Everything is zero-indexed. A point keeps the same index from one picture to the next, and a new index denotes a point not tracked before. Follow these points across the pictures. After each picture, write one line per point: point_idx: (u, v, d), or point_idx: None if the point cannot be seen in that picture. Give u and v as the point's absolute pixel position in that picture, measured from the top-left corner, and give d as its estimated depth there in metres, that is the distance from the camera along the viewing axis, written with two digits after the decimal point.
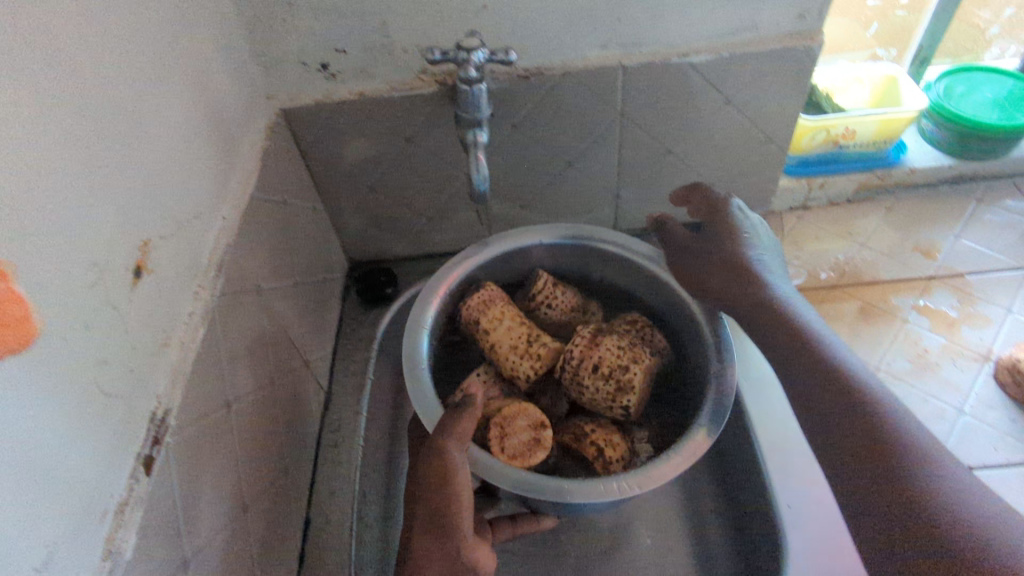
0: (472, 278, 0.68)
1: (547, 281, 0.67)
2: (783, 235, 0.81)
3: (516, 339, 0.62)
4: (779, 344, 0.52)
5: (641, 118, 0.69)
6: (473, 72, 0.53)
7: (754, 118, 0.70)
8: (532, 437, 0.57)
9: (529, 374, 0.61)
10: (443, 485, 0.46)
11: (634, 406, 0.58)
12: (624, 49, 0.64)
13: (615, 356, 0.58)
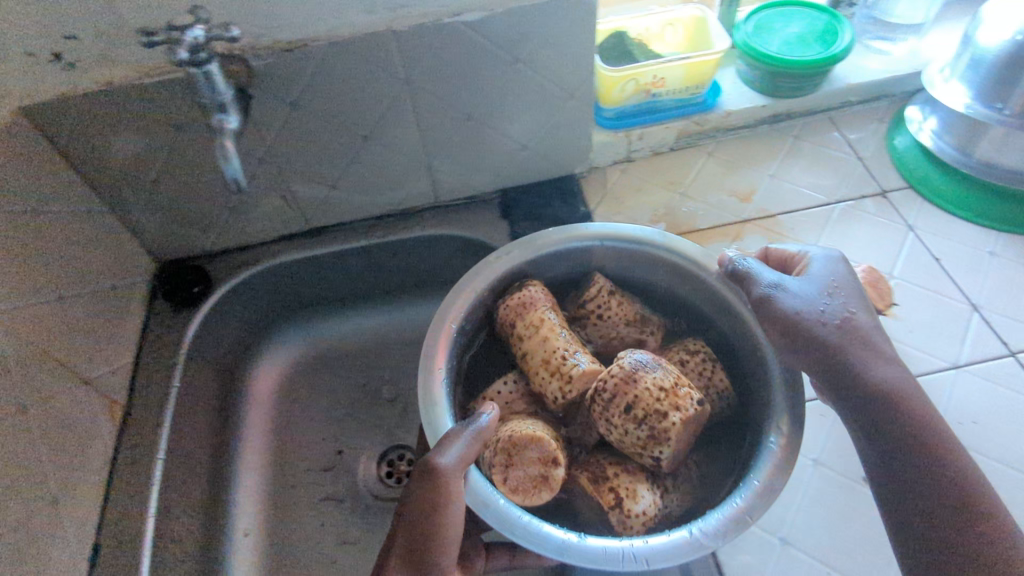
0: (518, 274, 0.67)
1: (601, 289, 0.65)
2: (605, 191, 0.79)
3: (550, 355, 0.60)
4: (823, 355, 0.53)
5: (430, 85, 0.66)
6: (191, 57, 0.49)
7: (547, 74, 0.68)
8: (540, 473, 0.55)
9: (557, 395, 0.59)
10: (425, 514, 0.48)
11: (666, 457, 0.55)
12: (393, 13, 0.60)
13: (653, 397, 0.54)
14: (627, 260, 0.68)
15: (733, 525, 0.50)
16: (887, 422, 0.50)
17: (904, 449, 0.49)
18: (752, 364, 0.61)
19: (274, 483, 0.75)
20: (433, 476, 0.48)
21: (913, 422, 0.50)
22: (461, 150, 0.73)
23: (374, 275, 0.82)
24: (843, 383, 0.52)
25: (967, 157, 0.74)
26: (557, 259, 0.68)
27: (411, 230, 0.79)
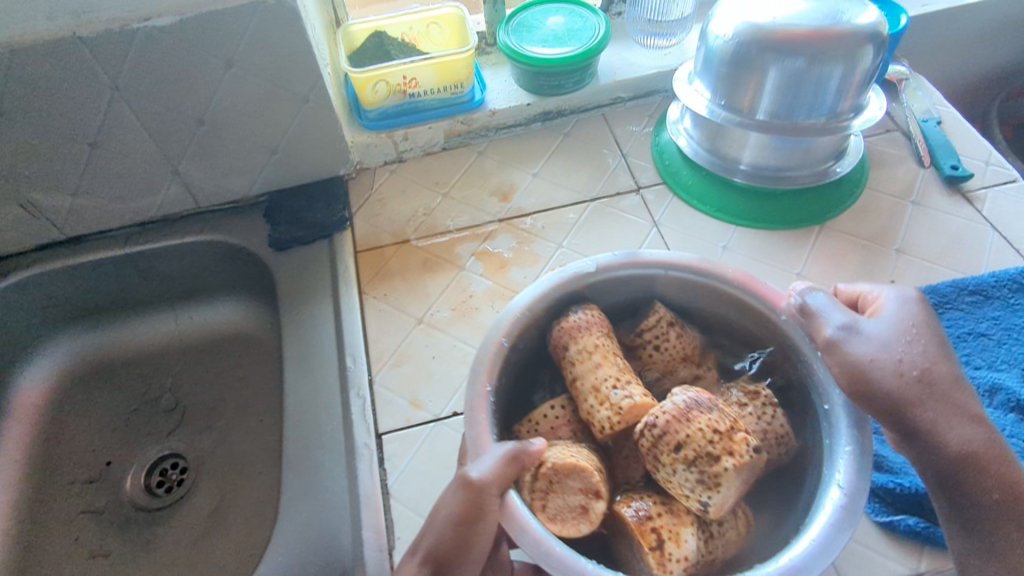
0: (582, 290, 0.54)
1: (659, 317, 0.53)
2: (370, 193, 0.79)
3: (601, 382, 0.48)
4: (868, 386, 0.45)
5: (144, 90, 0.65)
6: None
7: (271, 78, 0.67)
8: (580, 505, 0.44)
9: (603, 427, 0.47)
10: (471, 523, 0.42)
11: (715, 504, 0.43)
12: (76, 19, 0.59)
13: (705, 437, 0.43)
14: (687, 285, 0.54)
15: (850, 510, 0.42)
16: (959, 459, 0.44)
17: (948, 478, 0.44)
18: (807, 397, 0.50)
19: (30, 496, 0.73)
20: (467, 491, 0.41)
21: (943, 451, 0.44)
22: (206, 154, 0.73)
23: (151, 283, 0.81)
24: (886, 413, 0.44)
25: (734, 165, 0.75)
26: (610, 280, 0.54)
27: (175, 235, 0.78)
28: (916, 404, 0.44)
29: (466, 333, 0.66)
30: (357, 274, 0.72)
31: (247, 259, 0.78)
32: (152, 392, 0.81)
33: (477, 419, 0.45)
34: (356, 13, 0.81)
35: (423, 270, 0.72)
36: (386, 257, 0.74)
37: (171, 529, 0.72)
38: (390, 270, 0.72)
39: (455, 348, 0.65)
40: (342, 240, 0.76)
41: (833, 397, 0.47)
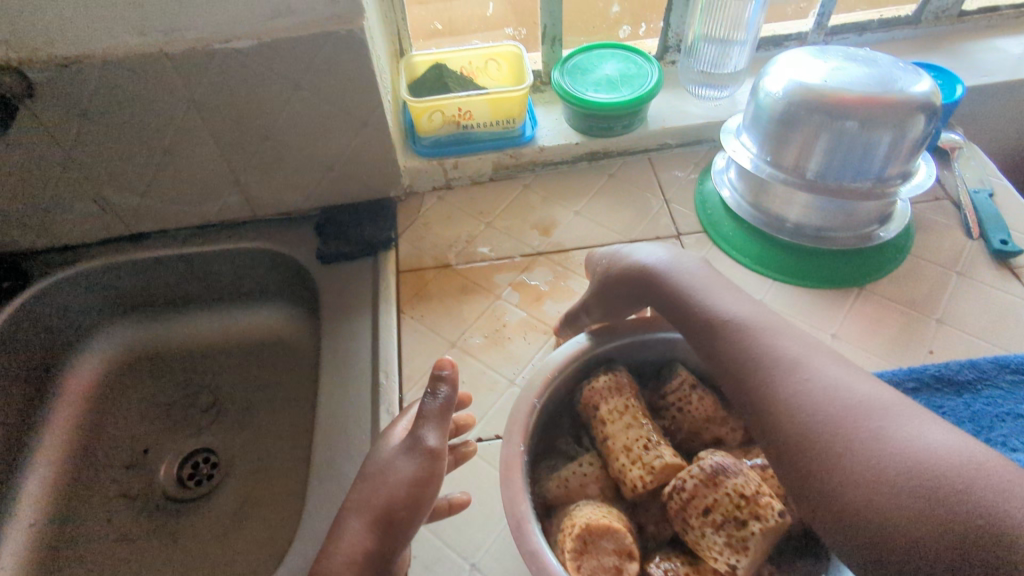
0: (607, 359, 0.55)
1: (683, 381, 0.54)
2: (417, 217, 0.82)
3: (631, 443, 0.48)
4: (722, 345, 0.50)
5: (218, 105, 0.69)
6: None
7: (335, 101, 0.71)
8: (615, 566, 0.43)
9: (635, 486, 0.47)
10: None
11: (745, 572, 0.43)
12: (165, 37, 0.64)
13: (734, 504, 0.44)
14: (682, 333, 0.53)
15: None
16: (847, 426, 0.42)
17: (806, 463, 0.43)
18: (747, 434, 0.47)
19: (71, 473, 0.77)
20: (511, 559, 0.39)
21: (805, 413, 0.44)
22: (267, 167, 0.77)
23: (202, 283, 0.85)
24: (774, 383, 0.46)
25: (780, 222, 0.76)
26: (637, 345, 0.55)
27: (231, 240, 0.82)
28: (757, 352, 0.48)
29: (497, 361, 0.68)
30: (397, 293, 0.75)
31: (295, 267, 0.82)
32: (193, 385, 0.85)
33: (513, 478, 0.45)
34: (421, 45, 0.85)
35: (459, 295, 0.74)
36: (426, 279, 0.76)
37: (196, 522, 0.75)
38: (429, 292, 0.74)
39: (485, 374, 0.66)
40: (386, 260, 0.78)
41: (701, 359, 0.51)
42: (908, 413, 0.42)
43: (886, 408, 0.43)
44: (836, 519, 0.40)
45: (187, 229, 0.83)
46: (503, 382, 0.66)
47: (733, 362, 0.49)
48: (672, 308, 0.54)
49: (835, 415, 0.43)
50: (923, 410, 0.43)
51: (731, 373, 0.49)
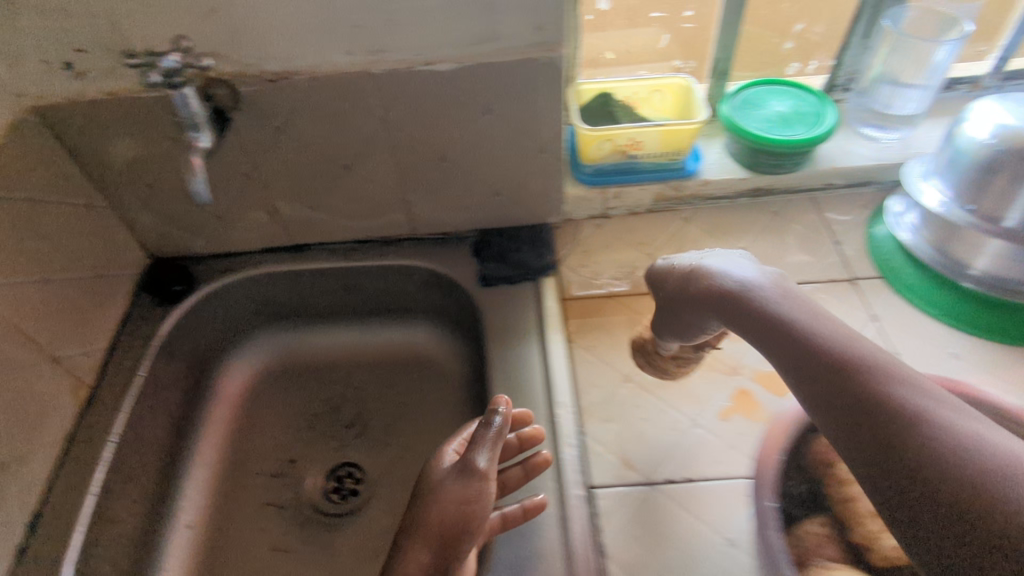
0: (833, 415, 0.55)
1: None
2: (575, 244, 0.82)
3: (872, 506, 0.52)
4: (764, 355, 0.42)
5: (405, 125, 0.70)
6: (162, 80, 0.54)
7: (519, 127, 0.71)
8: None
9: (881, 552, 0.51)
10: None
11: None
12: (370, 57, 0.65)
13: None
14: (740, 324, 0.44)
15: None
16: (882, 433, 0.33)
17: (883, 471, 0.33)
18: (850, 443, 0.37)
19: (224, 479, 0.77)
20: None
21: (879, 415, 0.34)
22: (436, 188, 0.77)
23: (352, 296, 0.86)
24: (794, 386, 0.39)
25: (962, 269, 0.72)
26: None
27: (388, 256, 0.82)
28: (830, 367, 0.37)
29: (676, 400, 0.66)
30: (563, 321, 0.74)
31: (450, 287, 0.82)
32: (335, 398, 0.84)
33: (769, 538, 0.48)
34: (586, 74, 0.84)
35: (628, 328, 0.72)
36: (591, 308, 0.75)
37: (347, 539, 0.73)
38: (596, 322, 0.73)
39: (666, 414, 0.64)
40: (547, 285, 0.77)
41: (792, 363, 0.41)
42: (910, 369, 0.36)
43: (856, 346, 0.37)
44: (903, 510, 0.31)
45: (346, 244, 0.84)
46: (685, 423, 0.64)
47: (771, 355, 0.41)
48: (677, 300, 0.50)
49: (845, 390, 0.35)
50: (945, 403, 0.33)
51: (779, 364, 0.40)
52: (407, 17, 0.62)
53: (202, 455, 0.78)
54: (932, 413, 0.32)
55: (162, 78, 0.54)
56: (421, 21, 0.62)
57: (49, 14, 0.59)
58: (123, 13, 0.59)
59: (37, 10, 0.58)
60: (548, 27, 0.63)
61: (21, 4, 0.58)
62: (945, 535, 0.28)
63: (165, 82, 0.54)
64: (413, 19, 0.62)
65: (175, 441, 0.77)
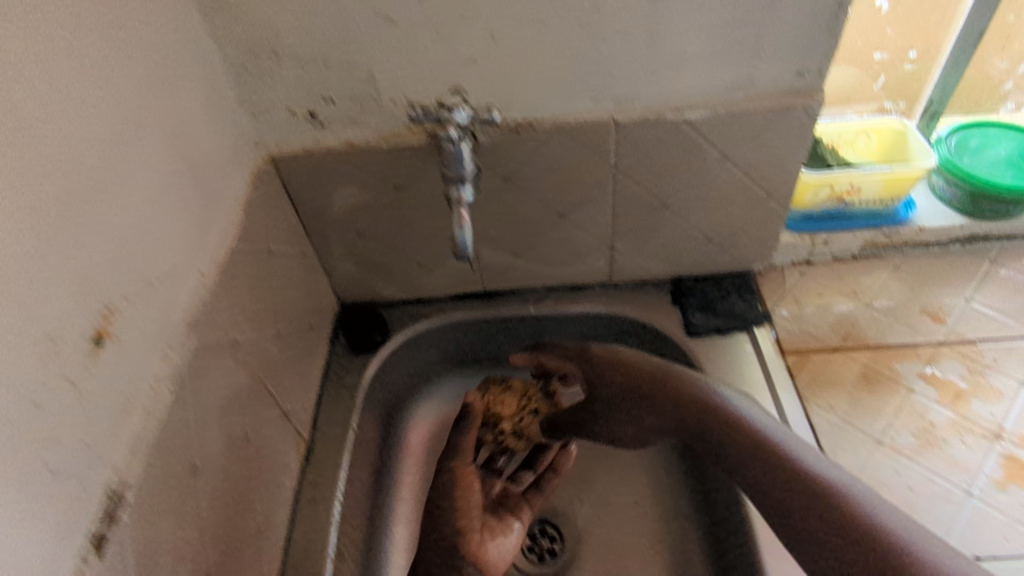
0: None
1: None
2: (783, 291, 0.78)
3: None
4: (728, 443, 0.56)
5: (636, 173, 0.67)
6: (457, 135, 0.54)
7: (753, 174, 0.68)
8: None
9: None
10: None
11: None
12: (618, 105, 0.62)
13: None
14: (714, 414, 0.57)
15: None
16: (788, 498, 0.50)
17: (806, 535, 0.49)
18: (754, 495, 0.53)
19: None
20: None
21: (802, 509, 0.49)
22: (648, 235, 0.74)
23: (539, 344, 0.83)
24: (751, 470, 0.54)
25: None
26: None
27: (582, 304, 0.80)
28: (751, 457, 0.54)
29: (938, 467, 0.63)
30: (792, 381, 0.70)
31: (650, 335, 0.78)
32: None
33: None
34: (826, 112, 0.81)
35: (864, 384, 0.69)
36: (819, 364, 0.71)
37: None
38: (829, 378, 0.70)
39: (934, 483, 0.62)
40: (764, 339, 0.74)
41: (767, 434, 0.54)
42: (841, 473, 0.51)
43: (784, 443, 0.53)
44: (798, 534, 0.50)
45: (539, 290, 0.81)
46: (958, 494, 0.61)
47: (733, 441, 0.55)
48: (647, 381, 0.63)
49: (781, 480, 0.51)
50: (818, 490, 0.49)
51: (737, 470, 0.55)
52: (668, 65, 0.59)
53: (400, 509, 0.74)
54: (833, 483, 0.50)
55: (456, 133, 0.54)
56: (682, 68, 0.60)
57: (308, 65, 0.57)
58: (383, 64, 0.57)
59: (298, 62, 0.57)
60: (811, 73, 0.60)
61: (284, 56, 0.56)
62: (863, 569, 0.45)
63: (459, 137, 0.54)
64: (674, 67, 0.59)
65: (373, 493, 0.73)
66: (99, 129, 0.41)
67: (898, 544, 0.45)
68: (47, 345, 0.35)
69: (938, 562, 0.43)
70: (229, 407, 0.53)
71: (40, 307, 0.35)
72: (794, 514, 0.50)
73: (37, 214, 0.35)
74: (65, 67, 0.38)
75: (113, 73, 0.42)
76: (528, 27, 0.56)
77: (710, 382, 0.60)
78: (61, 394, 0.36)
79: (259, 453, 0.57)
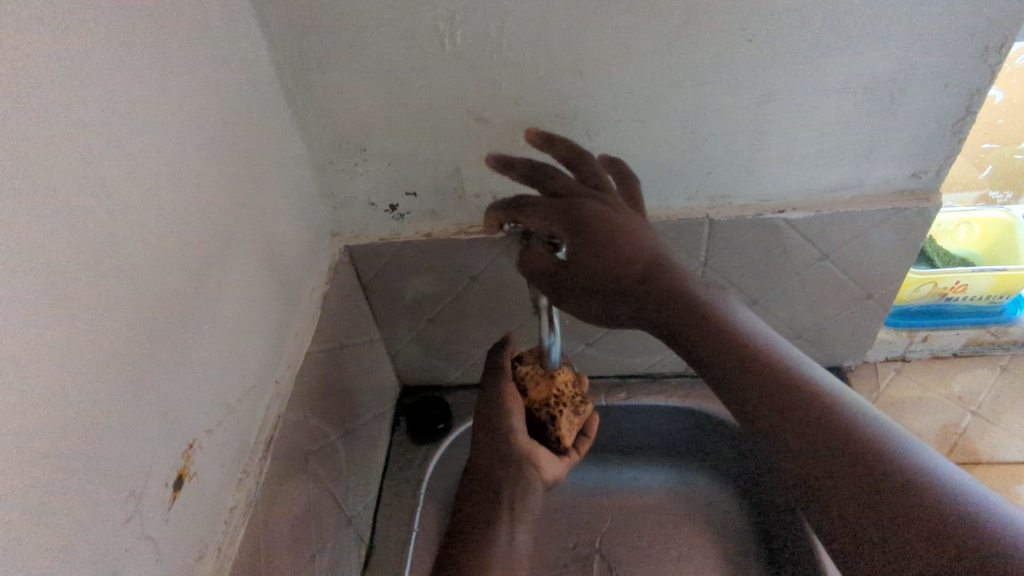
0: None
1: None
2: (880, 392, 0.73)
3: None
4: (692, 331, 0.46)
5: (726, 270, 0.63)
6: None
7: (855, 274, 0.63)
8: None
9: None
10: None
11: None
12: (712, 202, 0.59)
13: None
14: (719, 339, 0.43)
15: None
16: (791, 405, 0.39)
17: (792, 436, 0.38)
18: (773, 399, 0.40)
19: None
20: None
21: (796, 402, 0.39)
22: None
23: (605, 435, 0.78)
24: (728, 375, 0.42)
25: None
26: None
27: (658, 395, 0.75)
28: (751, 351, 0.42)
29: None
30: None
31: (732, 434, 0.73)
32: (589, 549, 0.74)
33: None
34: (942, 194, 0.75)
35: None
36: None
37: None
38: None
39: None
40: None
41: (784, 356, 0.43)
42: (843, 400, 0.39)
43: (796, 367, 0.41)
44: (815, 497, 0.36)
45: (612, 380, 0.77)
46: None
47: (726, 357, 0.43)
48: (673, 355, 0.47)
49: (814, 417, 0.38)
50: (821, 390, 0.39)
51: (752, 426, 0.41)
52: (771, 164, 0.56)
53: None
54: (859, 409, 0.38)
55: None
56: (785, 168, 0.56)
57: (392, 161, 0.56)
58: (470, 159, 0.56)
59: (384, 158, 0.55)
60: (926, 174, 0.56)
61: (370, 151, 0.55)
62: (916, 535, 0.31)
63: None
64: (776, 166, 0.56)
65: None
66: (193, 251, 0.39)
67: (923, 467, 0.34)
68: (134, 501, 0.32)
69: (977, 502, 0.32)
70: (297, 526, 0.49)
71: (128, 460, 0.32)
72: (768, 416, 0.39)
73: (131, 359, 0.33)
74: (164, 194, 0.36)
75: (206, 189, 0.41)
76: (625, 126, 0.53)
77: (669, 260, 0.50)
78: (142, 553, 0.33)
79: (325, 569, 0.54)
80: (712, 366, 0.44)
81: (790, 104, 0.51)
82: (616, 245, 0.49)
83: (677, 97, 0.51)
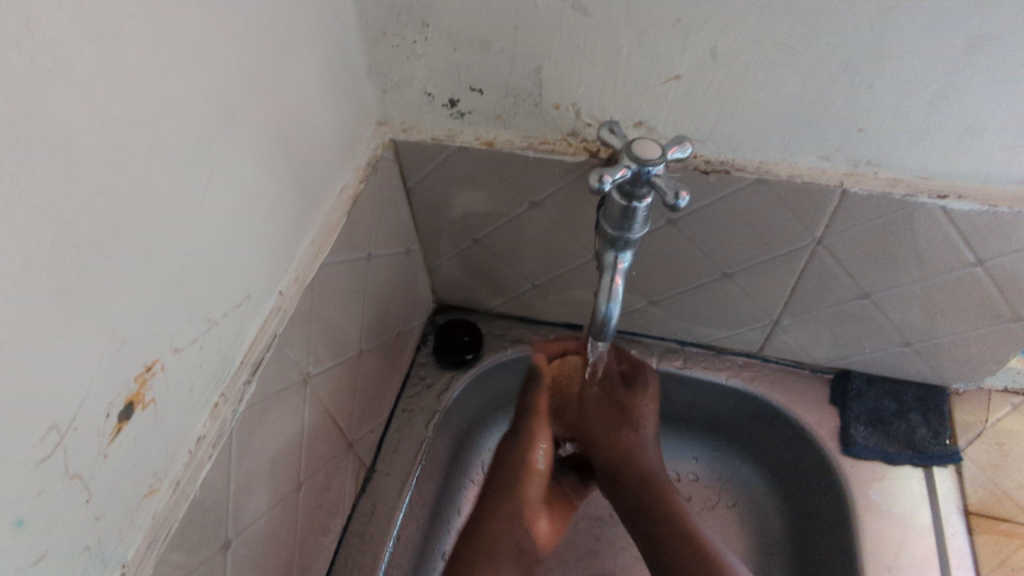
0: None
1: None
2: (985, 426, 0.61)
3: None
4: (834, 487, 0.60)
5: (843, 255, 0.51)
6: (600, 184, 0.37)
7: (1011, 290, 0.49)
8: None
9: None
10: None
11: None
12: (852, 167, 0.46)
13: None
14: (863, 488, 0.58)
15: None
16: (874, 559, 0.54)
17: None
18: (875, 555, 0.55)
19: None
20: None
21: (882, 560, 0.54)
22: (827, 321, 0.58)
23: None
24: (851, 530, 0.57)
25: None
26: None
27: (719, 372, 0.65)
28: (870, 508, 0.57)
29: None
30: (973, 556, 0.55)
31: (794, 433, 0.63)
32: (603, 512, 0.68)
33: None
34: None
35: None
36: (1013, 542, 0.56)
37: None
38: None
39: None
40: (942, 485, 0.58)
41: (888, 490, 0.58)
42: (927, 566, 0.54)
43: (912, 528, 0.56)
44: None
45: (671, 344, 0.67)
46: None
47: (846, 511, 0.58)
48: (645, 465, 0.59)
49: (881, 562, 0.54)
50: (909, 567, 0.54)
51: (825, 537, 0.59)
52: (950, 131, 0.42)
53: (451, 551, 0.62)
54: (919, 561, 0.54)
55: (610, 183, 0.37)
56: (967, 141, 0.42)
57: (459, 44, 0.44)
58: (556, 59, 0.44)
59: (449, 39, 0.44)
60: None
61: (434, 28, 0.44)
62: None
63: (605, 188, 0.37)
64: (957, 135, 0.42)
65: (428, 527, 0.60)
66: (177, 128, 0.30)
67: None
68: (54, 436, 0.26)
69: None
70: (284, 454, 0.44)
71: (53, 385, 0.26)
72: (841, 550, 0.57)
73: (66, 260, 0.25)
74: (136, 45, 0.27)
75: (205, 48, 0.31)
76: (768, 51, 0.39)
77: (855, 313, 0.56)
78: (68, 495, 0.27)
79: (312, 497, 0.49)
80: (841, 516, 0.58)
81: (1008, 53, 0.36)
82: (801, 284, 0.55)
83: (851, 21, 0.37)
